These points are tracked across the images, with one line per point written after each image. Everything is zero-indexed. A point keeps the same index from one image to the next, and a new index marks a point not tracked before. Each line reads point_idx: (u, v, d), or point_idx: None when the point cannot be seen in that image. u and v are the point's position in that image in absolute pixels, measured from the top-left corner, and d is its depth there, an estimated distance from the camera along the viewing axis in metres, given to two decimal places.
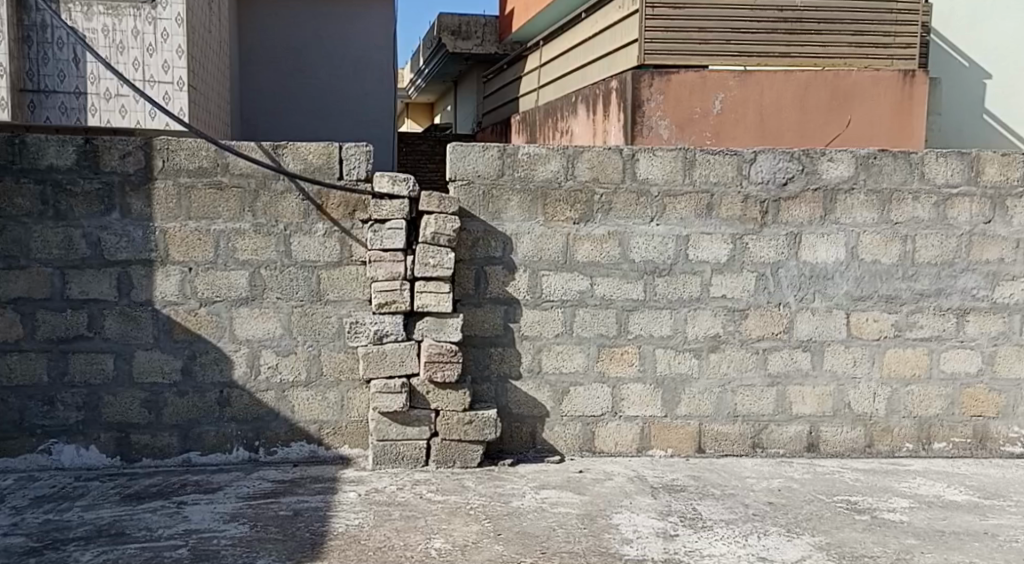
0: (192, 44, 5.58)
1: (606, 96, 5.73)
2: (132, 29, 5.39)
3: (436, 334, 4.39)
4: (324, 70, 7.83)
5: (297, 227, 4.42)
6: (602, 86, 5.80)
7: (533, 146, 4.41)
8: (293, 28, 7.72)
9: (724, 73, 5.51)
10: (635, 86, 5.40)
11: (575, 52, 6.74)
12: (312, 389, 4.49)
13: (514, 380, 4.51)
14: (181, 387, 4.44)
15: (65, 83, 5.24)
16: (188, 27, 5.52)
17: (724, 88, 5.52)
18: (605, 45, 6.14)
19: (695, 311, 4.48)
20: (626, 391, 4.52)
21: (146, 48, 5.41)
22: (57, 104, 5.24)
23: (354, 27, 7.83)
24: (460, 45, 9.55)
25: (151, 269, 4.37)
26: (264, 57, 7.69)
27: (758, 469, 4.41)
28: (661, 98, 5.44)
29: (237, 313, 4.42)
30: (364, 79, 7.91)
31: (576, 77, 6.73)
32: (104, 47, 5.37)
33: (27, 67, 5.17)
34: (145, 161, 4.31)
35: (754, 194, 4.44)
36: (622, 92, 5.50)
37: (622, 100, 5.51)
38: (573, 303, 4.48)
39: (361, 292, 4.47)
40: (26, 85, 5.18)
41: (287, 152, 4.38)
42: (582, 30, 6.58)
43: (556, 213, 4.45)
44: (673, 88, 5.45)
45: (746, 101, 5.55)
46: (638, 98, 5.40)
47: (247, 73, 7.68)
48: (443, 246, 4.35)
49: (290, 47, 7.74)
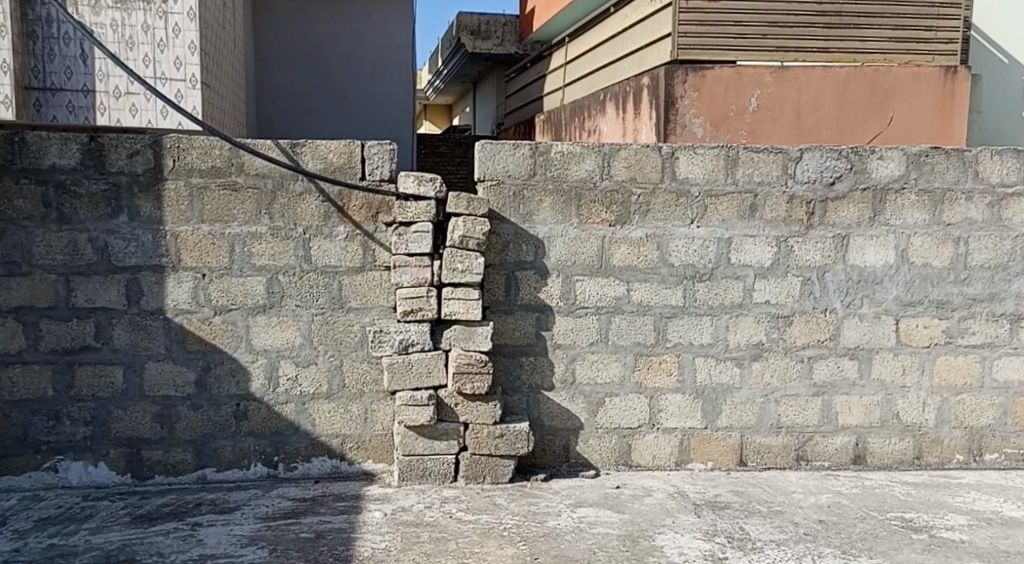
0: (205, 41, 5.32)
1: (637, 94, 5.72)
2: (142, 24, 5.12)
3: (465, 343, 4.15)
4: (342, 70, 7.56)
5: (316, 230, 4.16)
6: (634, 82, 5.78)
7: (566, 143, 4.17)
8: (311, 27, 7.45)
9: (759, 69, 5.50)
10: (669, 83, 5.39)
11: (602, 48, 6.57)
12: (334, 402, 4.26)
13: (547, 391, 4.29)
14: (195, 400, 4.20)
15: (73, 80, 5.00)
16: (202, 23, 5.25)
17: (759, 84, 5.51)
18: (636, 40, 5.95)
19: (738, 317, 4.26)
20: (664, 402, 4.30)
21: (157, 44, 5.15)
22: (64, 102, 5.00)
23: (373, 26, 7.57)
24: (480, 45, 9.25)
25: (162, 275, 4.11)
26: (278, 57, 7.42)
27: (803, 483, 4.19)
28: (696, 95, 5.42)
29: (254, 321, 4.18)
30: (383, 80, 7.65)
31: (603, 74, 6.56)
32: (113, 43, 5.11)
33: (32, 64, 4.92)
34: (156, 161, 4.05)
35: (799, 194, 4.21)
36: (655, 89, 5.49)
37: (655, 97, 5.50)
38: (609, 310, 4.25)
39: (385, 299, 4.23)
40: (32, 83, 4.94)
41: (306, 151, 4.13)
42: (611, 24, 6.35)
43: (590, 215, 4.21)
44: (707, 84, 5.43)
45: (783, 98, 5.54)
46: (672, 95, 5.40)
47: (262, 73, 7.41)
48: (472, 250, 4.10)
49: (307, 46, 7.46)
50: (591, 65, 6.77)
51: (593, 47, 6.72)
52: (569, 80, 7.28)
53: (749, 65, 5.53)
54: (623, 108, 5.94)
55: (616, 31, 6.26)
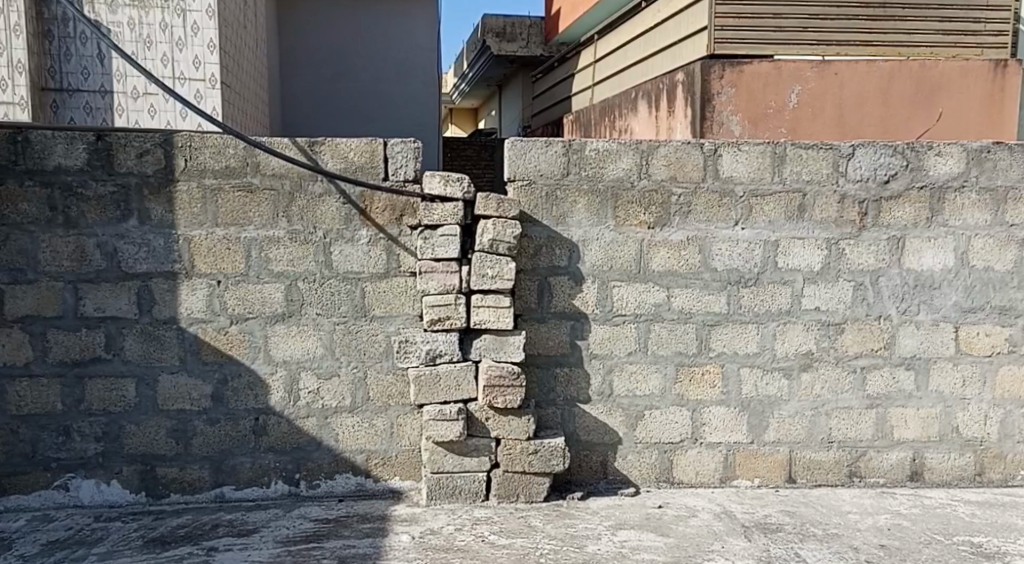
0: (224, 39, 5.11)
1: (670, 91, 5.48)
2: (160, 22, 4.91)
3: (496, 354, 3.92)
4: (366, 72, 7.35)
5: (337, 234, 3.93)
6: (667, 79, 5.53)
7: (601, 141, 3.92)
8: (335, 27, 7.23)
9: (800, 64, 5.23)
10: (706, 79, 5.14)
11: (633, 45, 6.31)
12: (357, 415, 4.03)
13: (583, 404, 4.04)
14: (211, 414, 3.97)
15: (90, 81, 4.81)
16: (221, 21, 5.04)
17: (800, 79, 5.24)
18: (669, 36, 5.68)
19: (786, 325, 4.00)
20: (708, 416, 4.04)
21: (175, 43, 4.94)
22: (81, 103, 4.81)
23: (398, 27, 7.35)
24: (505, 47, 9.02)
25: (176, 282, 3.89)
26: (301, 58, 7.21)
27: (859, 502, 3.91)
28: (734, 91, 5.16)
29: (272, 331, 3.95)
30: (407, 82, 7.43)
31: (635, 72, 6.31)
32: (130, 42, 4.89)
33: (48, 64, 4.74)
34: (167, 161, 3.83)
35: (851, 193, 3.94)
36: (691, 85, 5.24)
37: (691, 94, 5.25)
38: (647, 317, 4.00)
39: (411, 306, 4.00)
40: (48, 84, 4.76)
41: (325, 150, 3.89)
42: (643, 20, 6.09)
43: (628, 217, 3.96)
44: (745, 80, 5.17)
45: (825, 93, 5.27)
46: (710, 91, 5.14)
47: (286, 75, 7.20)
48: (503, 255, 3.87)
49: (331, 47, 7.25)
50: (622, 63, 6.52)
51: (624, 45, 6.48)
52: (598, 79, 7.03)
53: (790, 59, 5.26)
54: (655, 106, 5.69)
55: (649, 26, 5.99)
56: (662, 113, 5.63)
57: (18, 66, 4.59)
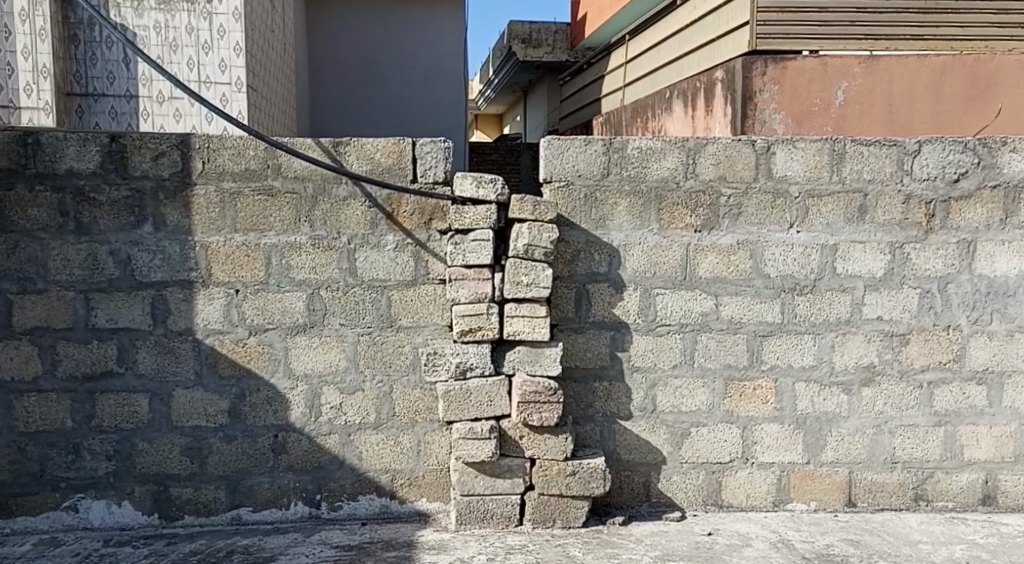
0: (251, 43, 4.90)
1: (708, 89, 5.18)
2: (186, 26, 4.71)
3: (531, 367, 3.65)
4: (395, 78, 7.13)
5: (363, 239, 3.69)
6: (705, 77, 5.24)
7: (645, 139, 3.65)
8: (364, 33, 7.03)
9: (846, 59, 4.91)
10: (748, 76, 4.83)
11: (667, 43, 6.01)
12: (382, 432, 3.78)
13: (624, 421, 3.76)
14: (228, 431, 3.74)
15: (115, 86, 4.64)
16: (247, 24, 4.83)
17: (846, 76, 4.92)
18: (707, 33, 5.37)
19: (845, 336, 3.69)
20: (760, 434, 3.74)
21: (201, 46, 4.73)
22: (107, 108, 4.65)
23: (427, 31, 7.12)
24: (531, 53, 8.81)
25: (192, 291, 3.67)
26: (329, 66, 7.03)
27: (928, 530, 3.59)
28: (777, 89, 4.85)
29: (293, 343, 3.72)
30: (436, 88, 7.19)
31: (669, 72, 6.01)
32: (156, 46, 4.70)
33: (74, 69, 4.59)
34: (184, 164, 3.60)
35: (917, 193, 3.63)
36: (730, 83, 4.95)
37: (730, 92, 4.96)
38: (694, 328, 3.71)
39: (440, 316, 3.74)
40: (73, 89, 4.60)
41: (350, 151, 3.65)
42: (679, 18, 5.78)
43: (673, 220, 3.68)
44: (789, 76, 4.85)
45: (873, 90, 4.94)
46: (751, 89, 4.84)
47: (316, 83, 7.03)
48: (539, 261, 3.60)
49: (360, 53, 7.04)
50: (655, 63, 6.23)
51: (658, 43, 6.17)
52: (629, 80, 6.76)
53: (835, 55, 4.95)
54: (692, 106, 5.41)
55: (685, 24, 5.68)
56: (699, 113, 5.34)
57: (43, 71, 4.42)
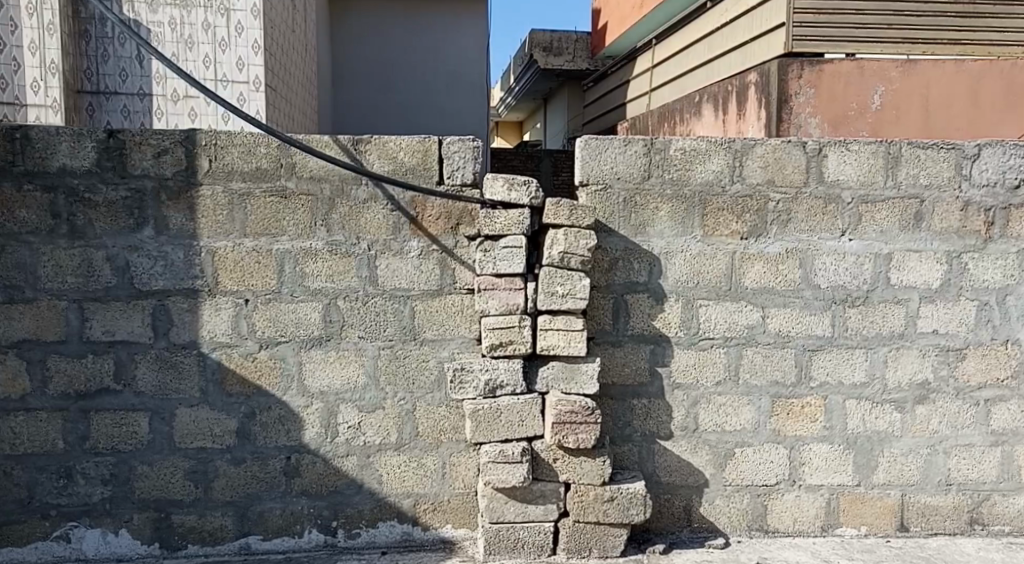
0: (269, 41, 4.73)
1: (741, 92, 4.97)
2: (202, 22, 4.53)
3: (566, 385, 3.39)
4: (414, 82, 6.91)
5: (384, 245, 3.42)
6: (738, 80, 5.02)
7: (689, 139, 3.40)
8: (384, 36, 6.85)
9: (883, 62, 4.72)
10: (784, 79, 4.62)
11: (695, 48, 5.83)
12: (404, 454, 3.49)
13: (664, 441, 3.51)
14: (236, 454, 3.44)
15: (128, 83, 4.60)
16: (266, 21, 4.66)
17: (883, 79, 4.73)
18: (740, 35, 5.17)
19: (898, 351, 3.48)
20: (808, 455, 3.51)
21: (218, 43, 4.55)
22: (118, 106, 4.61)
23: (448, 35, 6.91)
24: (552, 62, 8.69)
25: (196, 301, 3.37)
26: (352, 72, 6.88)
27: (987, 556, 3.40)
28: (814, 91, 4.65)
29: (307, 357, 3.44)
30: (456, 93, 6.97)
31: (696, 75, 5.84)
32: (171, 43, 4.52)
33: (85, 66, 4.55)
34: (190, 161, 3.31)
35: (976, 200, 3.44)
36: (765, 86, 4.73)
37: (765, 95, 4.73)
38: (740, 342, 3.48)
39: (468, 329, 3.48)
40: (84, 87, 4.55)
41: (371, 149, 3.38)
42: (708, 20, 5.60)
43: (717, 226, 3.44)
44: (826, 80, 4.65)
45: (910, 95, 4.75)
46: (787, 91, 4.62)
47: (338, 89, 6.87)
48: (576, 270, 3.35)
49: (380, 57, 6.86)
50: (683, 67, 6.04)
51: (686, 47, 5.97)
52: (656, 85, 6.55)
53: (872, 58, 4.76)
54: (723, 111, 5.20)
55: (713, 27, 5.51)
56: (729, 118, 5.13)
57: (50, 67, 4.34)
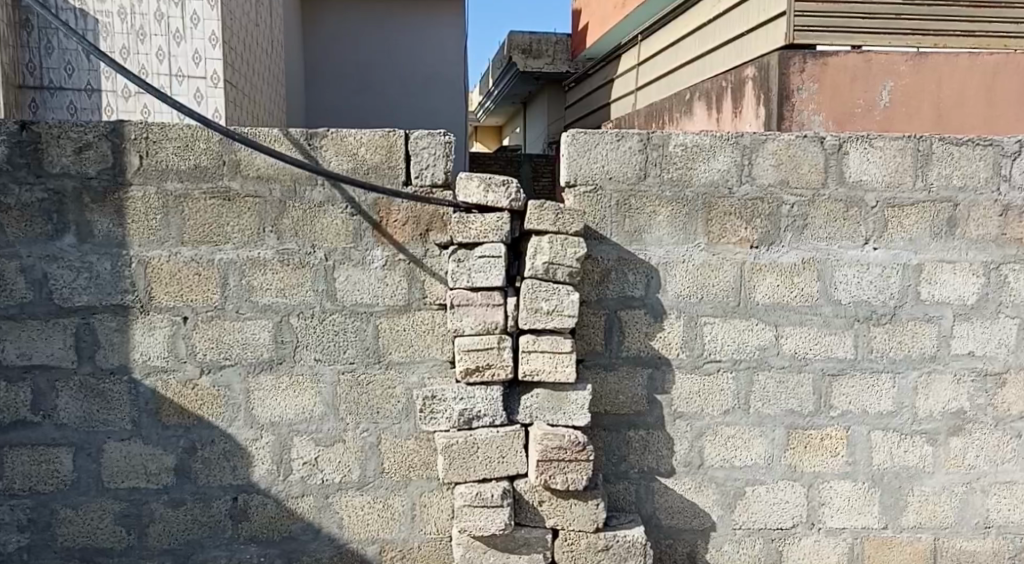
0: (230, 33, 4.26)
1: (736, 88, 4.56)
2: (155, 12, 4.07)
3: (552, 416, 2.97)
4: (394, 86, 6.50)
5: (343, 254, 3.02)
6: (733, 76, 4.59)
7: (690, 134, 2.98)
8: (361, 37, 6.42)
9: (892, 55, 4.27)
10: (784, 73, 4.20)
11: (684, 42, 5.42)
12: (367, 494, 3.05)
13: (664, 479, 3.10)
14: (174, 494, 3.00)
15: (74, 78, 4.08)
16: (224, 10, 4.19)
17: (892, 74, 4.28)
18: (733, 27, 4.77)
19: (930, 376, 3.08)
20: (828, 494, 3.11)
21: (173, 35, 4.09)
22: (64, 103, 4.09)
23: (429, 38, 6.52)
24: (531, 64, 8.21)
25: (126, 319, 2.96)
26: (328, 72, 6.41)
27: None
28: (817, 87, 4.23)
29: (255, 384, 3.01)
30: (439, 98, 6.57)
31: (688, 72, 5.41)
32: (121, 35, 4.05)
33: (27, 58, 4.01)
34: (116, 158, 2.93)
35: (1016, 203, 3.03)
36: (763, 81, 4.30)
37: (763, 90, 4.31)
38: (750, 366, 3.07)
39: (439, 350, 3.06)
40: (26, 81, 4.01)
41: (327, 144, 3.00)
42: (700, 11, 5.19)
43: (724, 232, 3.02)
44: (829, 74, 4.23)
45: (921, 91, 4.30)
46: (789, 87, 4.20)
47: (312, 92, 6.40)
48: (563, 283, 2.92)
49: (358, 60, 6.42)
50: (671, 64, 5.65)
51: (675, 42, 5.57)
52: (643, 83, 6.15)
53: (879, 51, 4.32)
54: (717, 109, 4.78)
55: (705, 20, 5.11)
56: (724, 116, 4.71)
57: None
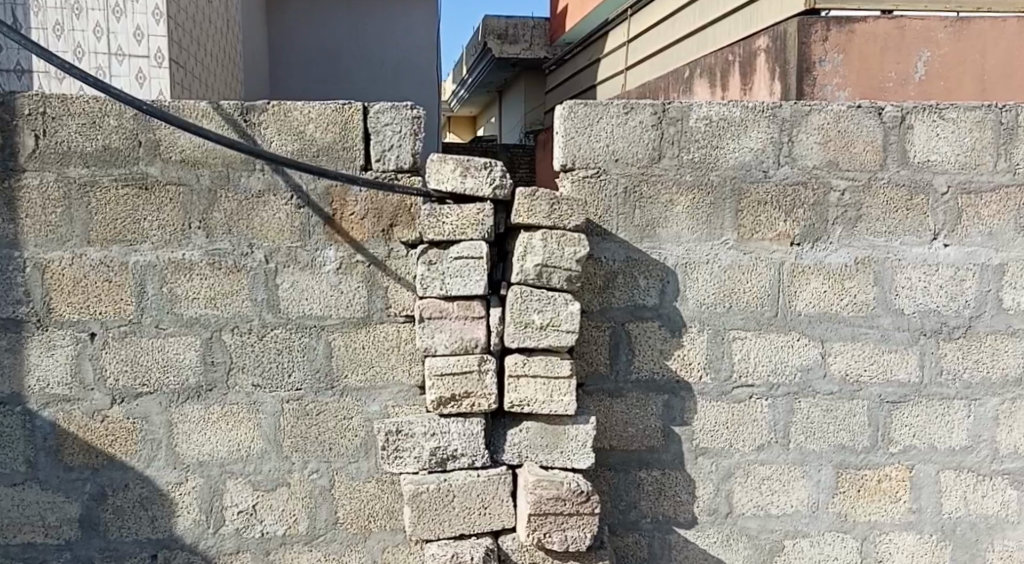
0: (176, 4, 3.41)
1: (746, 62, 3.54)
2: None
3: (546, 455, 2.40)
4: (373, 65, 5.45)
5: (287, 255, 2.45)
6: (741, 47, 3.59)
7: (716, 105, 2.40)
8: (333, 15, 5.34)
9: (930, 19, 3.23)
10: (804, 42, 3.19)
11: (681, 14, 4.48)
12: (318, 550, 2.51)
13: (684, 531, 2.53)
14: (79, 551, 2.46)
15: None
16: None
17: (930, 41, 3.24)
18: None
19: (1015, 404, 2.50)
20: (886, 549, 2.53)
21: (111, 8, 3.23)
22: None
23: (412, 13, 5.47)
24: (508, 50, 7.30)
25: (19, 337, 2.40)
26: (295, 48, 5.32)
27: None
28: (842, 58, 3.22)
29: (180, 414, 2.45)
30: (427, 87, 5.55)
31: (684, 46, 4.50)
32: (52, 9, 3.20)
33: None
34: (7, 138, 2.35)
35: None
36: (780, 52, 3.30)
37: (779, 63, 3.32)
38: (791, 391, 2.49)
39: (405, 373, 2.50)
40: None
41: (267, 120, 2.43)
42: None
43: (759, 226, 2.44)
44: (855, 42, 3.21)
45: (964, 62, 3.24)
46: (810, 58, 3.21)
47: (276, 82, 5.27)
48: (558, 291, 2.35)
49: (331, 36, 5.35)
50: (666, 37, 4.71)
51: (669, 12, 4.64)
52: (632, 62, 5.26)
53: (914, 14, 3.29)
54: (721, 89, 3.77)
55: None
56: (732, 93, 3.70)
57: None
